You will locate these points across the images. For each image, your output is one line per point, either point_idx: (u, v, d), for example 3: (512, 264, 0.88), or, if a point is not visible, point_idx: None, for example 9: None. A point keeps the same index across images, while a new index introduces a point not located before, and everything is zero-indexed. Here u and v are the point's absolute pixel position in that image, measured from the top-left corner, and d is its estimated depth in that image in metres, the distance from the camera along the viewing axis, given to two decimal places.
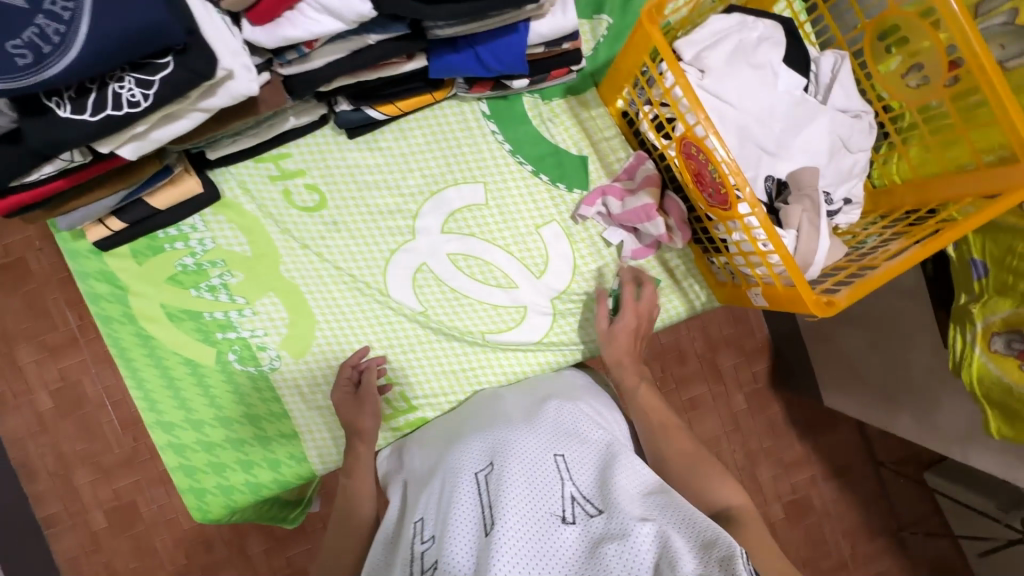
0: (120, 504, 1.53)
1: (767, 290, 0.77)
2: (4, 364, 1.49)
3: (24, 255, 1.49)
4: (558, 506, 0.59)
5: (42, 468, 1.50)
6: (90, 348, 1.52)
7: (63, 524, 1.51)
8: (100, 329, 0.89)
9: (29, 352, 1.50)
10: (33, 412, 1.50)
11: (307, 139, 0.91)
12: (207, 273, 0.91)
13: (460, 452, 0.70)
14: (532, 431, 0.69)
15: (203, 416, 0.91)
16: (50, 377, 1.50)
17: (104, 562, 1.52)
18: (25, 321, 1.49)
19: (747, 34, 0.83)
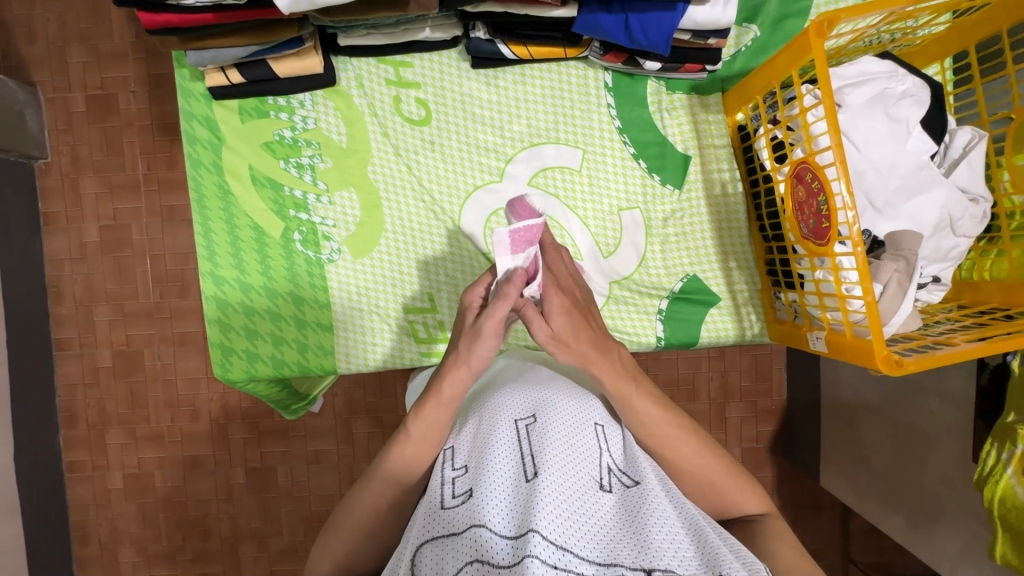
0: (128, 350, 1.58)
1: (833, 336, 0.77)
2: (67, 188, 1.55)
3: (116, 93, 1.54)
4: (596, 473, 0.64)
5: (70, 293, 1.57)
6: (147, 198, 1.56)
7: (72, 351, 1.58)
8: (188, 169, 0.92)
9: (92, 184, 1.55)
10: (78, 239, 1.56)
11: (432, 56, 0.92)
12: (300, 150, 0.93)
13: (501, 397, 0.73)
14: (575, 400, 0.72)
15: (253, 282, 0.94)
16: (103, 213, 1.56)
17: (96, 398, 1.59)
18: (98, 154, 1.55)
19: (893, 85, 0.81)
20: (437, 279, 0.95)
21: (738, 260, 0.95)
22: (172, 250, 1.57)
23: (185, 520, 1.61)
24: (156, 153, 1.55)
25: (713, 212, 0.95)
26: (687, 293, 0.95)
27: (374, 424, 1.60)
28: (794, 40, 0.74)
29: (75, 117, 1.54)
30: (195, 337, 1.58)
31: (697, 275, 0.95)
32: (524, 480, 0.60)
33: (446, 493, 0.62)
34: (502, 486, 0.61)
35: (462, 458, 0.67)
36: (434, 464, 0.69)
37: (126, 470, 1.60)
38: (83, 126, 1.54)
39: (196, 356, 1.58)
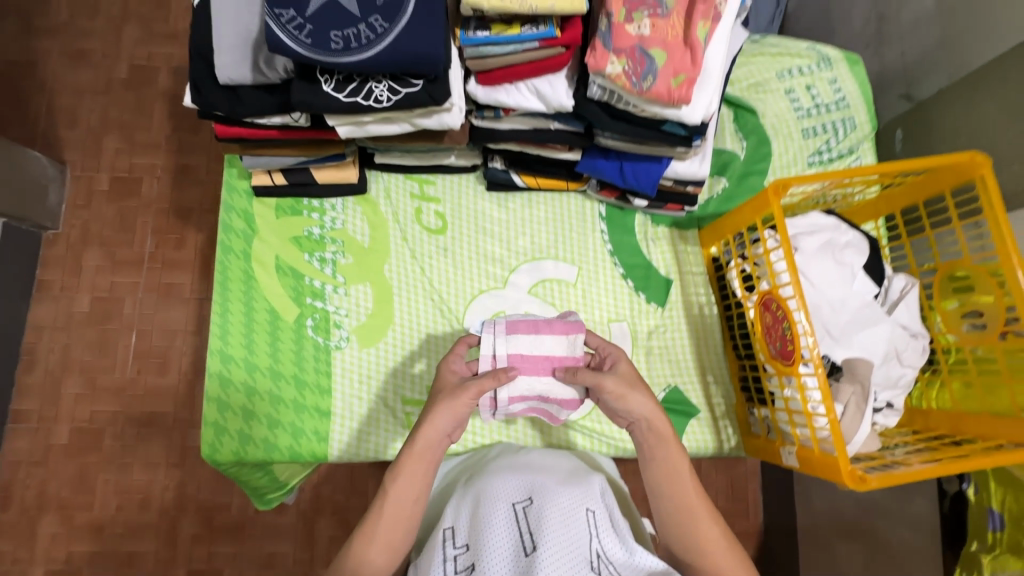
0: (89, 427, 1.52)
1: (803, 452, 0.84)
2: (69, 259, 1.60)
3: (142, 178, 1.65)
4: (590, 559, 0.66)
5: (43, 362, 1.54)
6: (148, 274, 1.61)
7: (27, 424, 1.51)
8: (217, 254, 1.00)
9: (95, 256, 1.60)
10: (66, 309, 1.57)
11: (454, 178, 1.07)
12: (325, 246, 1.03)
13: (499, 479, 0.74)
14: (569, 484, 0.75)
15: (259, 363, 0.98)
16: (100, 286, 1.59)
17: (40, 478, 1.49)
18: (109, 230, 1.62)
19: (837, 236, 0.98)
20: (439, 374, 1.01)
21: (714, 374, 1.04)
22: (160, 326, 1.59)
23: None
24: (166, 233, 1.63)
25: (692, 330, 1.06)
26: (669, 403, 1.02)
27: (339, 524, 1.51)
28: (756, 195, 0.90)
29: (96, 196, 1.63)
30: (165, 417, 1.54)
31: (678, 387, 1.03)
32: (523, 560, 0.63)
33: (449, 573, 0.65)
34: (502, 567, 0.64)
35: (463, 538, 0.69)
36: (430, 543, 0.70)
37: (50, 565, 1.45)
38: (101, 204, 1.63)
39: (162, 437, 1.53)
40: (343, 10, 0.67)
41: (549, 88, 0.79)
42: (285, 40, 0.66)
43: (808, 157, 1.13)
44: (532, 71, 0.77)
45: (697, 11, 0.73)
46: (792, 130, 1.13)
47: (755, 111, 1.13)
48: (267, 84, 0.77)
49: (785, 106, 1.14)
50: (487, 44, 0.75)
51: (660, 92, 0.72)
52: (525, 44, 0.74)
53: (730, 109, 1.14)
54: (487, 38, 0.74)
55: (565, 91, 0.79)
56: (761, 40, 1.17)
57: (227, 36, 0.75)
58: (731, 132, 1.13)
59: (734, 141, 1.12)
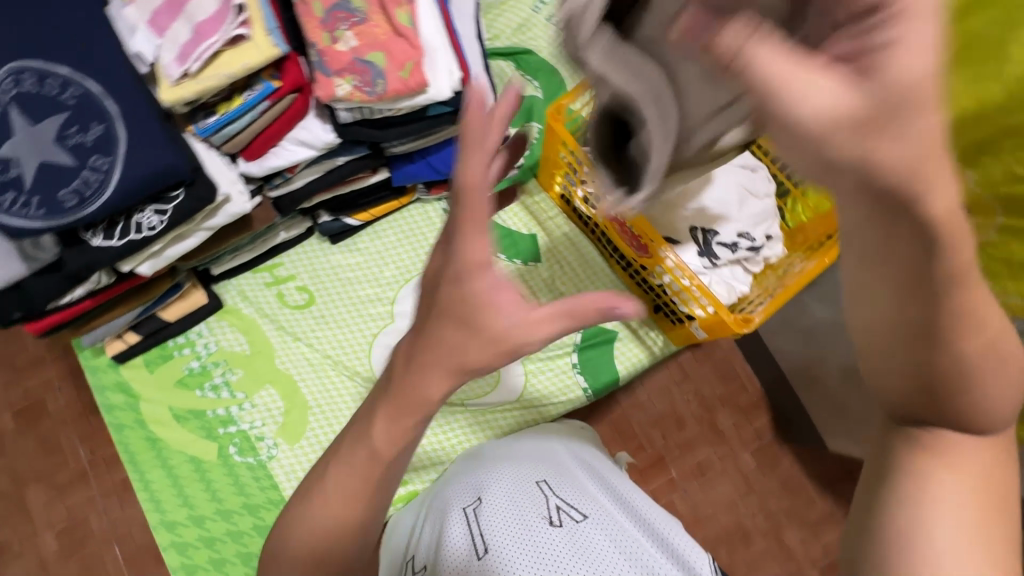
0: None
1: (704, 321, 0.88)
2: (12, 510, 1.21)
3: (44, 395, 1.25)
4: (545, 513, 0.70)
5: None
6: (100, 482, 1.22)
7: None
8: (113, 436, 0.97)
9: (38, 492, 1.22)
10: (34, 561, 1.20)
11: (297, 249, 1.07)
12: (211, 373, 1.01)
13: (447, 495, 0.76)
14: (517, 462, 0.77)
15: (205, 511, 0.96)
16: (56, 517, 1.20)
17: None
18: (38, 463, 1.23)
19: None
20: None
21: (615, 294, 1.07)
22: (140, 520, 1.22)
23: None
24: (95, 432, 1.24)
25: (576, 267, 1.09)
26: (589, 340, 1.05)
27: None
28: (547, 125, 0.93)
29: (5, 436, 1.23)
30: None
31: (591, 322, 1.06)
32: (477, 562, 0.67)
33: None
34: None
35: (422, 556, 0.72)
36: (406, 558, 0.75)
37: None
38: (16, 440, 1.23)
39: None
40: (59, 168, 0.66)
41: (307, 133, 0.79)
42: (23, 225, 0.65)
43: None
44: (282, 125, 0.78)
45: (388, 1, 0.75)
46: None
47: (531, 50, 1.17)
48: (45, 266, 0.74)
49: None
50: (225, 125, 0.75)
51: (397, 87, 0.74)
52: (255, 105, 0.75)
53: (510, 59, 1.17)
54: (220, 120, 0.75)
55: (323, 128, 0.80)
56: None
57: None
58: (519, 79, 1.16)
59: (527, 85, 1.15)
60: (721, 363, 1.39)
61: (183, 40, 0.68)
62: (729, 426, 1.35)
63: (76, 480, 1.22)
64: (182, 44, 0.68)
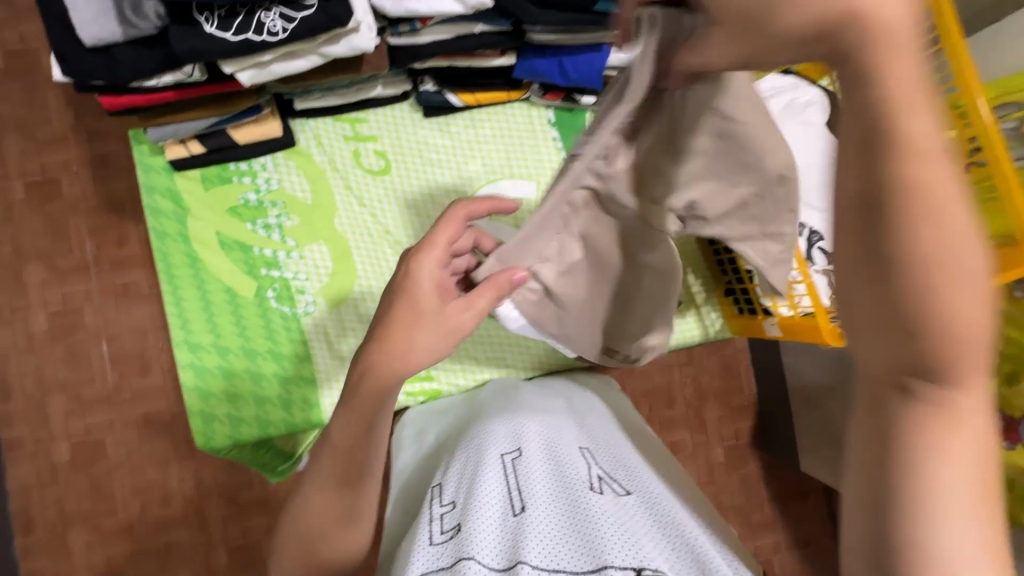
0: (88, 440, 1.33)
1: (784, 321, 0.84)
2: (8, 277, 1.32)
3: (61, 177, 1.33)
4: (587, 481, 0.67)
5: (19, 388, 1.32)
6: (99, 277, 1.34)
7: (24, 450, 1.32)
8: (153, 242, 0.92)
9: (36, 270, 1.32)
10: (24, 330, 1.32)
11: (385, 110, 0.98)
12: (266, 211, 0.96)
13: (487, 437, 0.76)
14: (556, 425, 0.78)
15: (230, 344, 0.94)
16: (51, 298, 1.33)
17: (54, 499, 1.32)
18: (43, 240, 1.33)
19: (799, 96, 0.93)
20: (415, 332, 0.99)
21: (691, 265, 1.03)
22: (129, 327, 1.35)
23: None
24: (104, 231, 1.34)
25: None
26: None
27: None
28: None
29: (14, 206, 1.32)
30: (161, 414, 1.35)
31: None
32: (515, 510, 0.62)
33: (435, 528, 0.64)
34: (491, 522, 0.61)
35: (451, 495, 0.69)
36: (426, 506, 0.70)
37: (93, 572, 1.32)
38: (24, 213, 1.32)
39: (166, 432, 1.35)
40: None
41: None
42: None
43: None
44: None
45: None
46: None
47: None
48: (144, 37, 0.66)
49: None
50: None
51: None
52: None
53: None
54: None
55: None
56: None
57: None
58: None
59: None
60: (727, 359, 1.39)
61: None
62: (714, 419, 1.37)
63: (78, 268, 1.33)
64: None
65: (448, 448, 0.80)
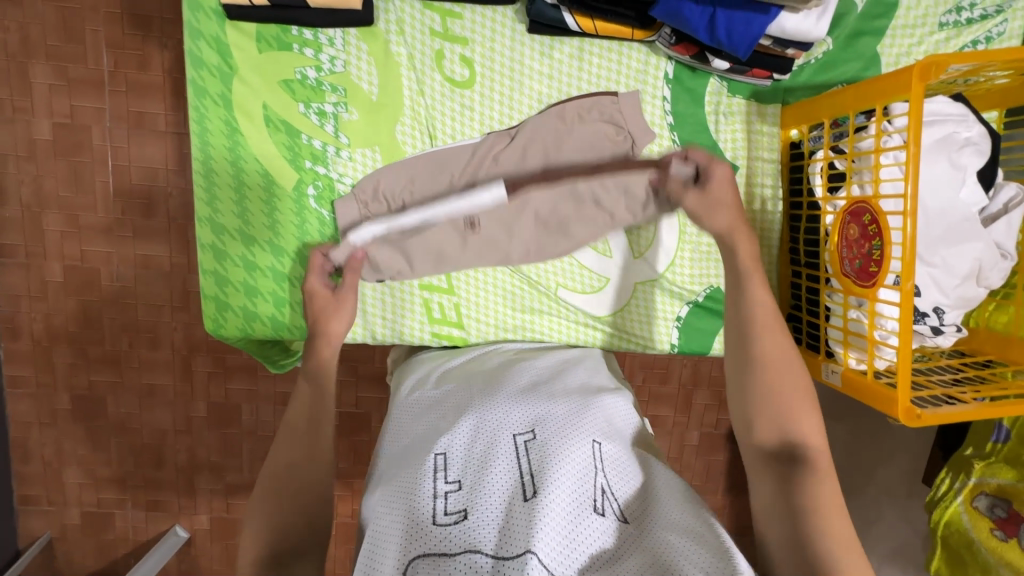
0: (82, 267, 1.27)
1: (850, 374, 0.78)
2: (12, 71, 1.17)
3: None
4: (594, 495, 0.60)
5: (15, 194, 1.22)
6: (113, 99, 1.20)
7: (15, 260, 1.25)
8: (190, 98, 0.80)
9: (44, 72, 1.18)
10: (25, 135, 1.20)
11: (485, 10, 0.82)
12: (324, 95, 0.83)
13: (499, 410, 0.68)
14: (576, 411, 0.70)
15: (257, 235, 0.85)
16: (58, 108, 1.19)
17: (42, 316, 1.29)
18: (55, 40, 1.17)
19: (959, 130, 0.79)
20: (452, 283, 0.91)
21: None
22: (139, 162, 1.24)
23: (120, 474, 1.39)
24: (125, 48, 1.18)
25: (748, 226, 0.93)
26: (708, 304, 0.94)
27: (386, 390, 1.36)
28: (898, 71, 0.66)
29: None
30: (160, 262, 1.28)
31: (720, 288, 0.94)
32: (521, 502, 0.57)
33: (437, 505, 0.58)
34: (494, 524, 0.56)
35: (455, 470, 0.62)
36: (420, 466, 0.63)
37: (74, 393, 1.33)
38: (38, 3, 1.15)
39: (162, 281, 1.29)
40: None
41: None
42: None
43: (941, 14, 0.87)
44: None
45: None
46: None
47: None
48: None
49: None
50: None
51: None
52: None
53: None
54: None
55: None
56: None
57: None
58: None
59: None
60: None
61: None
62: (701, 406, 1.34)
63: (92, 83, 1.19)
64: None
65: (450, 404, 0.72)
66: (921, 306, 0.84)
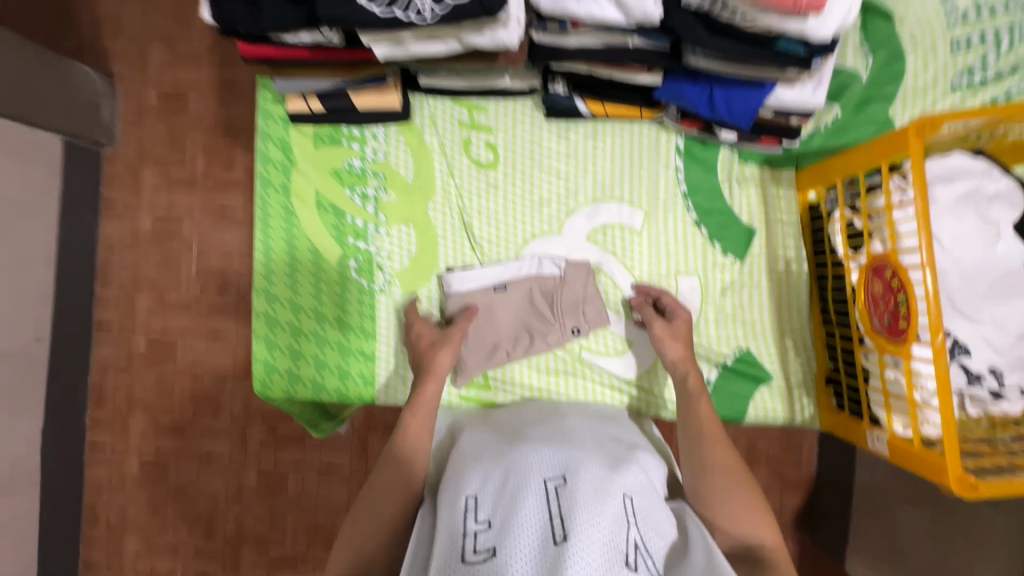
0: (163, 340, 1.42)
1: (896, 442, 0.72)
2: (126, 176, 1.41)
3: (187, 92, 1.39)
4: (628, 551, 0.59)
5: (116, 277, 1.42)
6: (203, 195, 1.41)
7: (109, 333, 1.43)
8: (257, 188, 0.94)
9: (151, 175, 1.41)
10: (131, 227, 1.42)
11: (507, 103, 0.93)
12: (366, 181, 0.94)
13: (530, 455, 0.67)
14: (611, 461, 0.68)
15: (304, 303, 0.94)
16: (159, 204, 1.41)
17: (125, 385, 1.43)
18: (163, 150, 1.41)
19: (985, 183, 0.77)
20: None
21: (794, 339, 0.92)
22: (219, 248, 1.42)
23: (174, 541, 1.44)
24: (217, 152, 1.40)
25: (773, 287, 0.92)
26: (739, 367, 0.92)
27: None
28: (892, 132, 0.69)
29: (146, 113, 1.40)
30: (228, 334, 1.42)
31: (751, 350, 0.92)
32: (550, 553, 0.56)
33: (467, 545, 0.59)
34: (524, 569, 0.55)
35: (486, 514, 0.62)
36: (451, 507, 0.64)
37: (144, 457, 1.44)
38: (152, 121, 1.40)
39: (228, 351, 1.42)
40: None
41: None
42: None
43: (953, 78, 0.89)
44: None
45: None
46: (937, 41, 0.89)
47: (891, 17, 0.89)
48: None
49: (934, 7, 0.89)
50: None
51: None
52: None
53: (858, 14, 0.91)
54: None
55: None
56: None
57: None
58: (853, 47, 0.90)
59: (857, 59, 0.90)
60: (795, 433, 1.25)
61: None
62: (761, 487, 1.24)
63: (187, 182, 1.40)
64: None
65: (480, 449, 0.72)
66: (974, 367, 0.78)
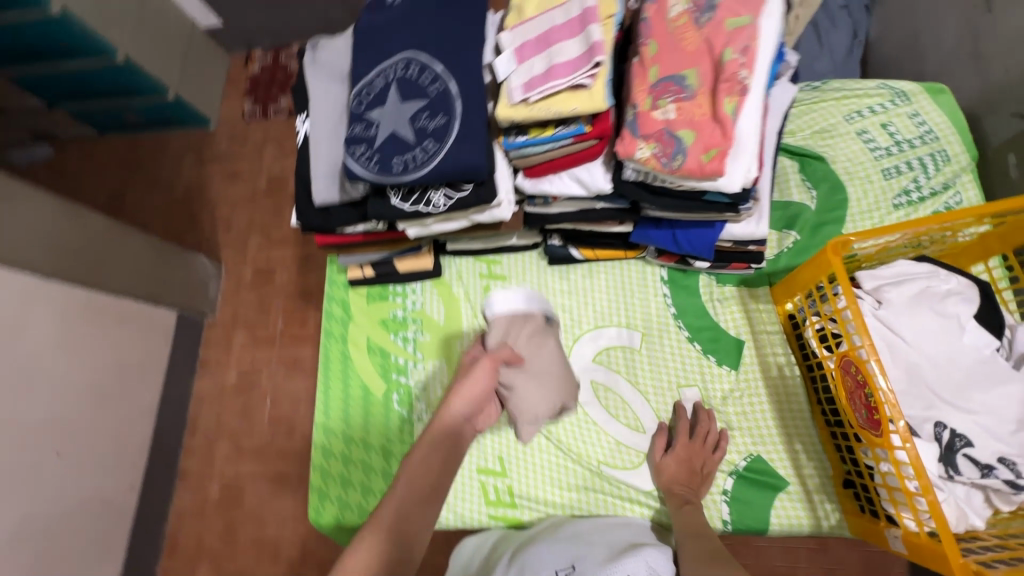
0: (233, 484, 1.57)
1: (910, 536, 0.74)
2: (220, 339, 1.71)
3: (274, 268, 1.75)
4: None
5: (202, 428, 1.64)
6: (280, 349, 1.68)
7: (190, 480, 1.60)
8: (322, 339, 1.17)
9: (241, 337, 1.70)
10: (219, 382, 1.68)
11: (517, 256, 1.16)
12: (407, 326, 1.16)
13: (543, 553, 0.80)
14: (612, 553, 0.79)
15: (354, 433, 1.10)
16: (244, 361, 1.68)
17: (197, 530, 1.55)
18: (252, 315, 1.72)
19: (936, 283, 0.87)
20: (509, 464, 1.04)
21: (803, 442, 0.96)
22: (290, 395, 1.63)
23: None
24: (294, 313, 1.69)
25: (772, 393, 0.99)
26: (752, 473, 0.96)
27: None
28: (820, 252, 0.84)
29: (242, 286, 1.75)
30: (291, 475, 1.55)
31: (761, 457, 0.97)
32: None
33: None
34: None
35: None
36: None
37: None
38: (245, 293, 1.75)
39: (289, 493, 1.54)
40: (401, 140, 0.80)
41: (587, 175, 0.85)
42: (357, 172, 0.80)
43: (893, 198, 1.05)
44: (570, 161, 0.84)
45: (723, 88, 0.74)
46: (870, 171, 1.06)
47: (824, 157, 1.08)
48: (351, 200, 0.92)
49: (859, 147, 1.08)
50: (526, 146, 0.82)
51: (692, 168, 0.74)
52: (561, 139, 0.81)
53: (795, 159, 1.10)
54: (525, 142, 0.82)
55: (603, 177, 0.85)
56: (824, 86, 1.13)
57: (319, 167, 0.92)
58: (797, 183, 1.09)
59: (802, 192, 1.08)
60: None
61: (537, 68, 0.77)
62: None
63: (268, 340, 1.68)
64: (532, 73, 0.77)
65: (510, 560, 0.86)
66: (982, 458, 0.79)
